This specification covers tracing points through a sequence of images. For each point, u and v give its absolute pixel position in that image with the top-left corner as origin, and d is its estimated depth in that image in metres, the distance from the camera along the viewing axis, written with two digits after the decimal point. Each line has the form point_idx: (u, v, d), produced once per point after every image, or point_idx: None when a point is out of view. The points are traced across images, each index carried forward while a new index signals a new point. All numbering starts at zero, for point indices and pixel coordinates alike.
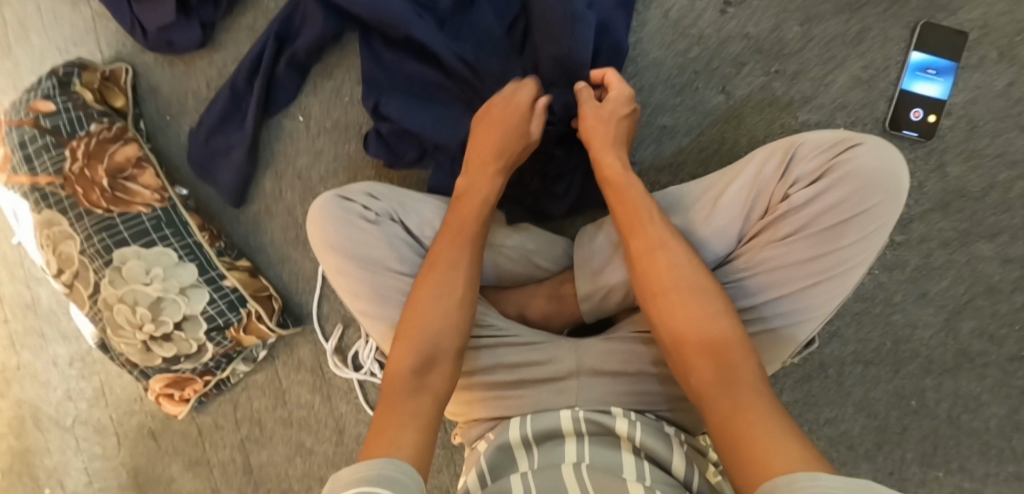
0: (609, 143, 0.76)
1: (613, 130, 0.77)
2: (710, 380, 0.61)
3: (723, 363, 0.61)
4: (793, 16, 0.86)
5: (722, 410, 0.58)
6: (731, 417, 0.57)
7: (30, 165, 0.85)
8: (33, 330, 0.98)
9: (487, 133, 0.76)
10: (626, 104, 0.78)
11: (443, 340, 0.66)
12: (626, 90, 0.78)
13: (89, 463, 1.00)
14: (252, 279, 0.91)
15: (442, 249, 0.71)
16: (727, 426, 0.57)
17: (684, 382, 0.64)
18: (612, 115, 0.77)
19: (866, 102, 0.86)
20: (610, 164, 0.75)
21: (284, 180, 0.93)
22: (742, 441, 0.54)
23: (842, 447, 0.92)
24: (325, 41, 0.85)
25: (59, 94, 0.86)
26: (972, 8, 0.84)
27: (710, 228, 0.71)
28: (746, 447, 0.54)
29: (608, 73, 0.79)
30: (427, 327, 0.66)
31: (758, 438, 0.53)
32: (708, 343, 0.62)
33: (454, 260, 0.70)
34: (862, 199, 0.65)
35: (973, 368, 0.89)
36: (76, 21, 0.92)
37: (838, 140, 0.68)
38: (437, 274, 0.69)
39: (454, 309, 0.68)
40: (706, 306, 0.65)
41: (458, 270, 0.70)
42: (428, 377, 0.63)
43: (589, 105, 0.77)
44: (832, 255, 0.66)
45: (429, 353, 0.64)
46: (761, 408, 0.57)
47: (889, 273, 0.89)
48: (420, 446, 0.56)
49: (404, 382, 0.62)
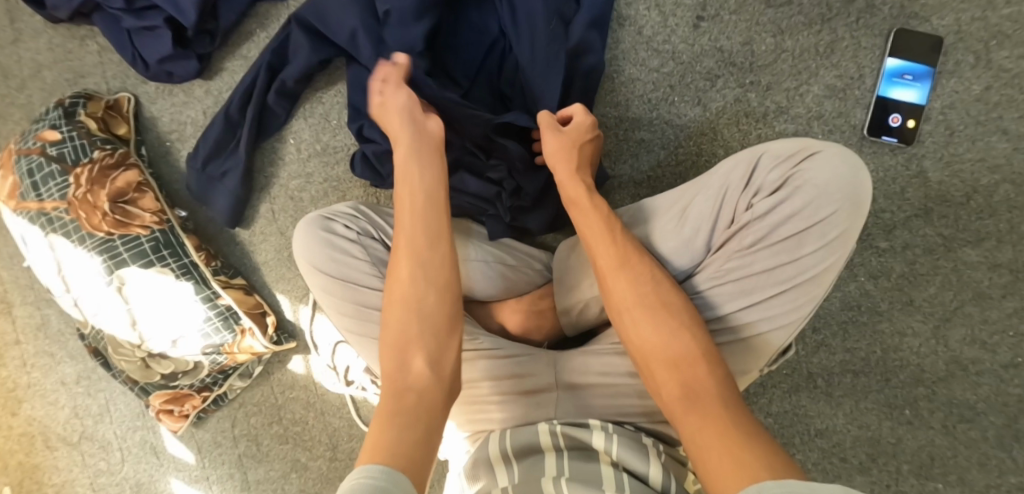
0: (574, 167, 0.77)
1: (577, 156, 0.78)
2: (678, 394, 0.61)
3: (690, 376, 0.62)
4: (766, 29, 0.87)
5: (688, 424, 0.58)
6: (700, 427, 0.57)
7: (38, 192, 0.90)
8: (43, 350, 1.03)
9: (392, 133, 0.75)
10: (589, 132, 0.79)
11: (418, 329, 0.65)
12: (589, 120, 0.80)
13: (94, 480, 1.03)
14: (247, 297, 0.95)
15: (401, 240, 0.70)
16: (692, 437, 0.57)
17: (656, 398, 0.65)
18: (576, 141, 0.78)
19: (841, 110, 0.87)
20: (575, 185, 0.76)
21: (277, 202, 0.97)
22: (707, 454, 0.55)
23: (835, 459, 0.91)
24: (313, 69, 0.89)
25: (65, 124, 0.91)
26: (945, 14, 0.85)
27: (676, 242, 0.73)
28: (711, 460, 0.54)
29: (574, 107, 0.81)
30: (400, 323, 0.66)
31: (719, 449, 0.54)
32: (671, 357, 0.64)
33: (409, 244, 0.69)
34: (822, 206, 0.65)
35: (967, 376, 0.87)
36: (84, 56, 0.98)
37: (799, 148, 0.68)
38: (401, 264, 0.69)
39: (425, 292, 0.67)
40: (665, 320, 0.66)
41: (418, 256, 0.68)
42: (414, 369, 0.63)
43: (550, 132, 0.77)
44: (796, 263, 0.66)
45: (406, 349, 0.64)
46: (728, 415, 0.57)
47: (875, 281, 0.88)
48: (412, 445, 0.56)
49: (390, 385, 0.62)
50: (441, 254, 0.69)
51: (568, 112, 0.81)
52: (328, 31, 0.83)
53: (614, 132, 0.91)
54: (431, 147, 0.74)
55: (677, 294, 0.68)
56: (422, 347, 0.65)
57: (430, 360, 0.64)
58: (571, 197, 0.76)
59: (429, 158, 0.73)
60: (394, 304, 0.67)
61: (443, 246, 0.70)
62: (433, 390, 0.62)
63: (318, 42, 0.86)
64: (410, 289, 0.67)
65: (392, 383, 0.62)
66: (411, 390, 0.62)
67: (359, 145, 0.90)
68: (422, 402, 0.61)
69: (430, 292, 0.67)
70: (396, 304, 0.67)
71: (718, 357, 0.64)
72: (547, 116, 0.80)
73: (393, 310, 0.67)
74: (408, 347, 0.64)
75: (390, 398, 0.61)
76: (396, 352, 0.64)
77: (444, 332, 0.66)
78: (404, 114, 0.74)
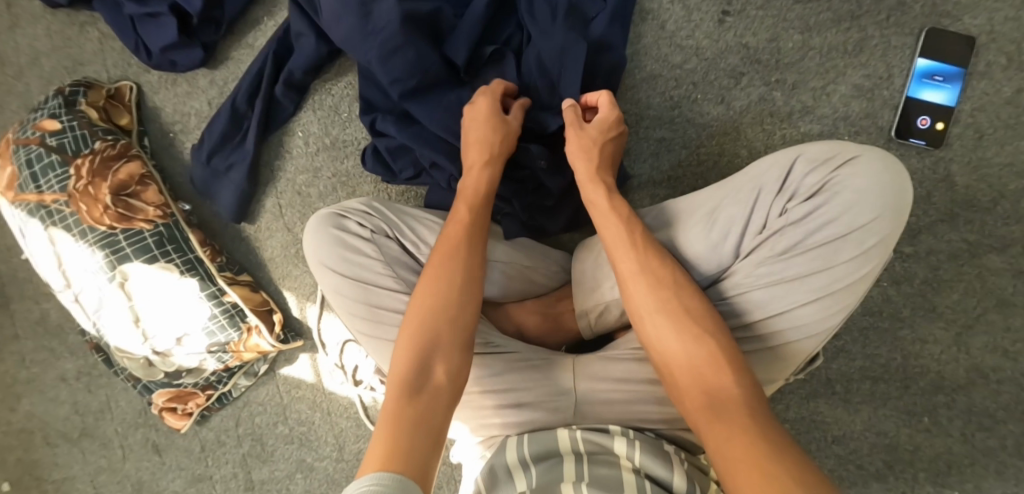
0: (597, 167, 0.75)
1: (598, 155, 0.75)
2: (701, 403, 0.60)
3: (714, 383, 0.60)
4: (792, 26, 0.85)
5: (714, 434, 0.56)
6: (727, 437, 0.55)
7: (37, 184, 0.87)
8: (44, 346, 1.01)
9: (473, 152, 0.75)
10: (613, 130, 0.77)
11: (445, 341, 0.64)
12: (614, 115, 0.77)
13: (94, 479, 1.00)
14: (253, 294, 0.92)
15: (438, 252, 0.69)
16: (717, 446, 0.55)
17: (678, 406, 0.63)
18: (596, 140, 0.76)
19: (868, 111, 0.85)
20: (596, 187, 0.74)
21: (284, 197, 0.94)
22: (734, 463, 0.53)
23: (852, 467, 0.89)
24: (320, 60, 0.87)
25: (65, 113, 0.88)
26: (977, 14, 0.83)
27: (703, 247, 0.70)
28: (739, 471, 0.52)
29: (601, 97, 0.78)
30: (424, 330, 0.64)
31: (743, 459, 0.52)
32: (695, 365, 0.62)
33: (449, 257, 0.68)
34: (860, 213, 0.63)
35: (987, 384, 0.86)
36: (84, 43, 0.95)
37: (835, 153, 0.66)
38: (434, 274, 0.68)
39: (456, 306, 0.66)
40: (692, 327, 0.64)
41: (457, 269, 0.68)
42: (434, 375, 0.62)
43: (571, 129, 0.76)
44: (830, 272, 0.64)
45: (428, 356, 0.63)
46: (754, 422, 0.56)
47: (897, 287, 0.87)
48: (419, 457, 0.55)
49: (400, 389, 0.61)
50: (479, 262, 0.69)
51: (593, 98, 0.79)
52: (322, 24, 0.80)
53: (634, 130, 0.88)
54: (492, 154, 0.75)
55: (701, 300, 0.66)
56: (446, 356, 0.63)
57: (450, 374, 0.63)
58: (591, 198, 0.74)
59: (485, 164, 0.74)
60: (422, 302, 0.66)
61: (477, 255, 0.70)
62: (448, 397, 0.62)
63: (322, 35, 0.85)
64: (439, 302, 0.66)
65: (403, 386, 0.61)
66: (423, 400, 0.60)
67: (371, 139, 0.87)
68: (434, 416, 0.59)
69: (463, 301, 0.67)
70: (424, 307, 0.66)
71: (745, 365, 0.61)
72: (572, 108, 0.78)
73: (417, 311, 0.66)
74: (430, 355, 0.63)
75: (403, 396, 0.60)
76: (420, 352, 0.63)
77: (467, 351, 0.65)
78: (485, 123, 0.75)
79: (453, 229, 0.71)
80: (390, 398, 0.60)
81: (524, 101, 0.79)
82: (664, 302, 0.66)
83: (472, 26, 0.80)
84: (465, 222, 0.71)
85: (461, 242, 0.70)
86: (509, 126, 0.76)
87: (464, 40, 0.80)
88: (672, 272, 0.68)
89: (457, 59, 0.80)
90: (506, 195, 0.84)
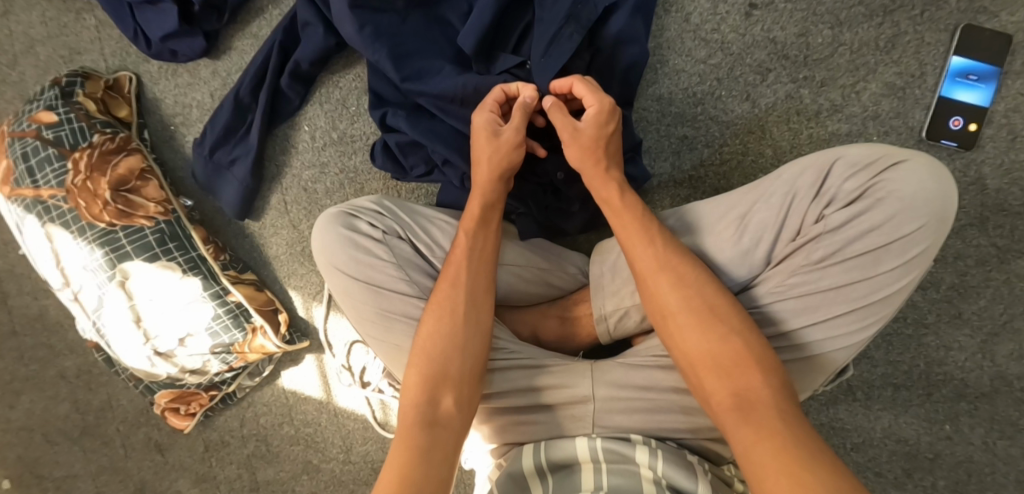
0: (597, 172, 0.70)
1: (602, 155, 0.70)
2: (729, 405, 0.57)
3: (742, 384, 0.57)
4: (823, 20, 0.82)
5: (741, 437, 0.54)
6: (757, 442, 0.53)
7: (33, 178, 0.84)
8: (43, 343, 0.98)
9: (479, 171, 0.72)
10: (609, 119, 0.70)
11: (455, 371, 0.64)
12: (605, 104, 0.69)
13: (95, 478, 0.98)
14: (258, 293, 0.90)
15: (444, 278, 0.69)
16: (747, 452, 0.53)
17: (701, 403, 0.61)
18: (594, 139, 0.70)
19: (898, 110, 0.81)
20: (602, 189, 0.70)
21: (289, 193, 0.91)
22: (765, 471, 0.51)
23: (870, 473, 0.87)
24: (328, 52, 0.83)
25: (62, 105, 0.85)
26: (1016, 10, 0.80)
27: (732, 252, 0.67)
28: (770, 480, 0.50)
29: (579, 84, 0.71)
30: (433, 361, 0.64)
31: (776, 469, 0.50)
32: (719, 364, 0.59)
33: (453, 283, 0.68)
34: (905, 221, 0.60)
35: (1011, 392, 0.83)
36: (80, 30, 0.91)
37: (877, 156, 0.63)
38: (439, 302, 0.67)
39: (463, 334, 0.66)
40: (715, 327, 0.60)
41: (462, 292, 0.67)
42: (442, 407, 0.62)
43: (568, 140, 0.71)
44: (868, 282, 0.61)
45: (438, 386, 0.63)
46: (785, 427, 0.53)
47: (923, 293, 0.84)
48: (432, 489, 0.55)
49: (412, 421, 0.61)
50: (487, 287, 0.69)
51: (564, 85, 0.72)
52: (334, 18, 0.77)
53: (656, 127, 0.85)
54: (496, 171, 0.71)
55: (722, 298, 0.62)
56: (454, 386, 0.63)
57: (459, 403, 0.63)
58: (604, 196, 0.70)
59: (490, 179, 0.71)
60: (429, 333, 0.65)
61: (483, 281, 0.69)
62: (460, 426, 0.62)
63: (331, 27, 0.81)
64: (443, 331, 0.65)
65: (417, 417, 0.61)
66: (438, 430, 0.60)
67: (381, 134, 0.83)
68: (447, 445, 0.60)
69: (472, 329, 0.66)
70: (428, 338, 0.65)
71: (772, 363, 0.58)
72: (557, 107, 0.72)
73: (422, 342, 0.65)
74: (439, 384, 0.63)
75: (414, 427, 0.60)
76: (429, 382, 0.63)
77: (477, 380, 0.65)
78: (490, 142, 0.71)
79: (461, 248, 0.70)
80: (404, 428, 0.60)
81: (525, 100, 0.72)
82: (685, 302, 0.62)
83: (482, 11, 0.75)
84: (471, 242, 0.70)
85: (463, 267, 0.69)
86: (504, 138, 0.71)
87: (472, 26, 0.75)
88: (688, 271, 0.64)
89: (467, 47, 0.76)
90: (522, 196, 0.81)
